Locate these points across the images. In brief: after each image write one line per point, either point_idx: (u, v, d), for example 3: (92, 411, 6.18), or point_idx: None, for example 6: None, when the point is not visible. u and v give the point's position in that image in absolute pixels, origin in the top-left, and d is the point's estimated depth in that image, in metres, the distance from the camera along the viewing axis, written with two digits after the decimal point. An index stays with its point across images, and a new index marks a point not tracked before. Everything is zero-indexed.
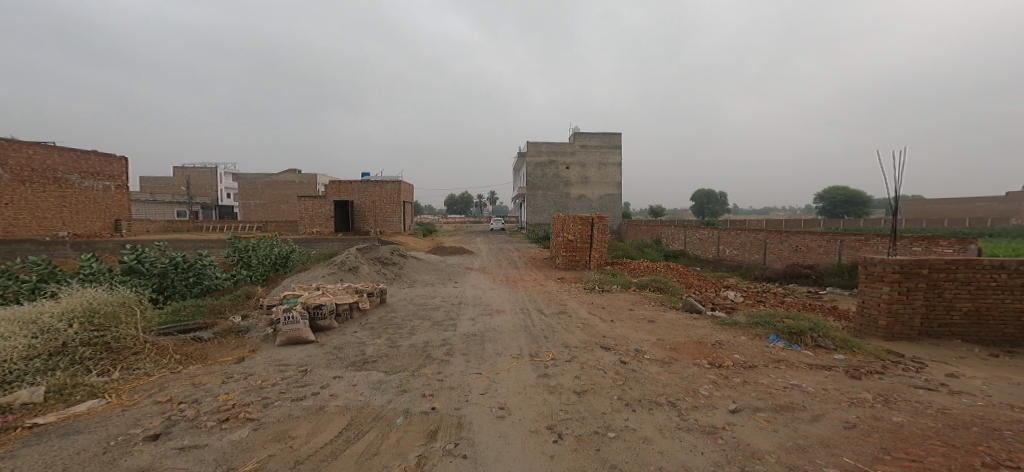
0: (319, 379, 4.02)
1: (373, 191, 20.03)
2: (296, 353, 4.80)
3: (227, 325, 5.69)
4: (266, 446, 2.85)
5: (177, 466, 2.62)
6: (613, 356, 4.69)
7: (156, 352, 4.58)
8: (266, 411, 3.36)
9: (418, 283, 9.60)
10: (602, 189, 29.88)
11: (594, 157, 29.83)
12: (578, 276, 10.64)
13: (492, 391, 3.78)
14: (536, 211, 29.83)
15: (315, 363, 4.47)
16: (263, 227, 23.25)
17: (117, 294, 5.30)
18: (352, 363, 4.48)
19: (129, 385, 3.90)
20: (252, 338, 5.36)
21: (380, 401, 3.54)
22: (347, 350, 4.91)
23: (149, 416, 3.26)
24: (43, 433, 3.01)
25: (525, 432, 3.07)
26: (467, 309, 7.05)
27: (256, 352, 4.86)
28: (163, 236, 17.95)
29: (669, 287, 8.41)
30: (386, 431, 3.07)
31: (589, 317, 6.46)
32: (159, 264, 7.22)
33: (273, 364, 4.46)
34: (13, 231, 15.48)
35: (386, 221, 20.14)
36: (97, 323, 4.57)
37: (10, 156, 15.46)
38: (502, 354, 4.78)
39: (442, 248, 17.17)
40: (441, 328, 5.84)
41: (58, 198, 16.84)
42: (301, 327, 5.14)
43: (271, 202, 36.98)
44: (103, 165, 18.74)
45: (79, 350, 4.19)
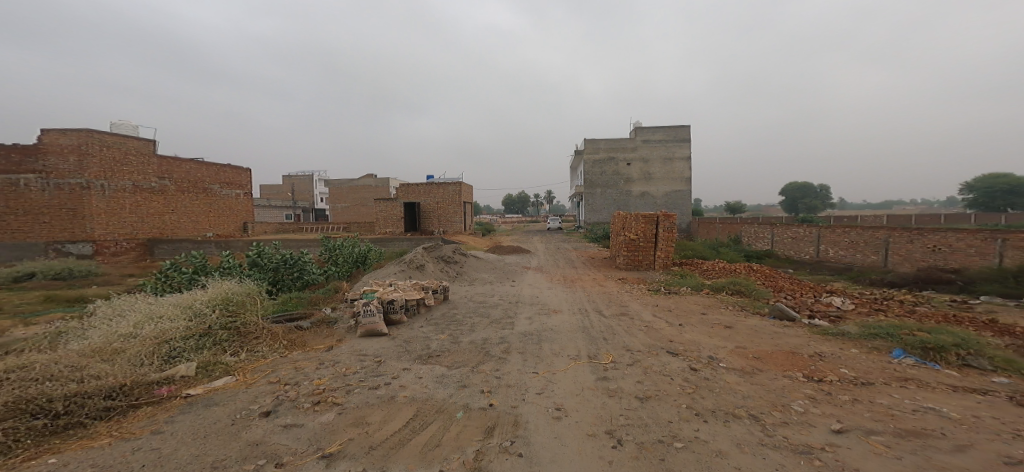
0: (390, 370, 4.33)
1: (436, 193, 20.86)
2: (373, 345, 5.21)
3: (321, 316, 6.39)
4: (347, 430, 3.14)
5: (281, 441, 3.00)
6: (681, 362, 4.38)
7: (270, 337, 5.30)
8: (348, 396, 3.71)
9: (478, 281, 9.89)
10: (671, 185, 27.95)
11: (659, 151, 27.91)
12: (643, 277, 10.12)
13: (549, 391, 3.76)
14: (594, 209, 28.72)
15: (387, 354, 4.82)
16: (347, 228, 25.47)
17: (245, 286, 6.23)
18: (418, 356, 4.76)
19: (252, 365, 4.57)
20: (339, 328, 5.96)
21: (442, 395, 3.71)
22: (415, 343, 5.24)
23: (263, 394, 3.78)
24: (193, 403, 3.65)
25: (583, 435, 3.01)
26: (525, 307, 7.08)
27: (342, 341, 5.38)
28: (269, 237, 20.54)
29: (751, 291, 7.61)
30: (448, 424, 3.21)
31: (654, 320, 6.10)
32: (273, 260, 8.34)
33: (354, 353, 4.90)
34: (178, 232, 18.69)
35: (448, 221, 20.98)
36: (232, 310, 5.43)
37: (177, 172, 18.75)
38: (559, 354, 4.72)
39: (502, 247, 17.36)
40: (499, 326, 5.93)
41: (205, 204, 20.12)
42: (377, 320, 5.58)
43: (354, 205, 40.64)
44: (235, 176, 22.07)
45: (219, 332, 5.00)
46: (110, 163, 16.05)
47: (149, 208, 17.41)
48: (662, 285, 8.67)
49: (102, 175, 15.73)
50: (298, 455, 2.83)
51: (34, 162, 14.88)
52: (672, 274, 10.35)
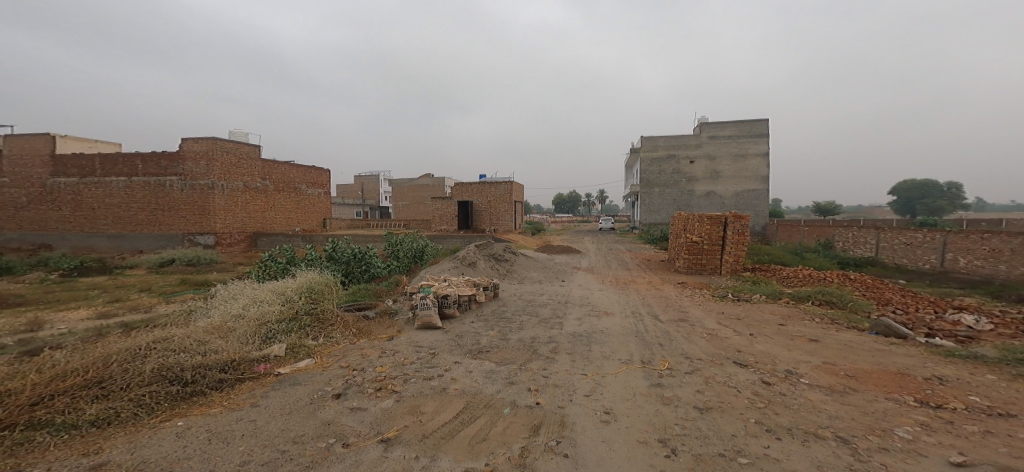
0: (443, 362, 4.48)
1: (488, 192, 20.93)
2: (428, 337, 5.42)
3: (384, 308, 6.77)
4: (404, 417, 3.31)
5: (348, 423, 3.23)
6: (753, 374, 4.07)
7: (342, 323, 5.72)
8: (406, 385, 3.90)
9: (527, 280, 9.89)
10: (740, 184, 25.91)
11: (728, 148, 25.96)
12: (706, 282, 9.49)
13: (598, 394, 3.66)
14: (651, 209, 27.50)
15: (440, 347, 5.00)
16: (407, 225, 26.67)
17: (323, 277, 6.80)
18: (469, 351, 4.87)
19: (328, 349, 4.97)
20: (399, 319, 6.29)
21: (491, 390, 3.77)
22: (466, 338, 5.38)
23: (336, 377, 4.10)
24: (283, 380, 4.05)
25: (633, 441, 2.90)
26: (574, 308, 6.97)
27: (401, 332, 5.66)
28: (341, 233, 22.11)
29: (847, 303, 6.83)
30: (495, 419, 3.26)
31: (719, 328, 5.72)
32: (345, 254, 9.00)
33: (411, 344, 5.14)
34: (276, 227, 20.67)
35: (499, 220, 21.01)
36: (313, 298, 5.97)
37: (276, 173, 20.74)
38: (610, 357, 4.60)
39: (554, 247, 17.17)
40: (547, 326, 5.89)
41: (295, 203, 22.06)
42: (433, 313, 5.79)
43: (413, 204, 42.39)
44: (319, 177, 23.97)
45: (304, 318, 5.52)
46: (229, 166, 18.22)
47: (254, 206, 19.40)
48: (730, 292, 8.07)
49: (224, 177, 18.01)
50: (361, 437, 3.03)
51: (178, 166, 17.50)
52: (741, 280, 9.59)
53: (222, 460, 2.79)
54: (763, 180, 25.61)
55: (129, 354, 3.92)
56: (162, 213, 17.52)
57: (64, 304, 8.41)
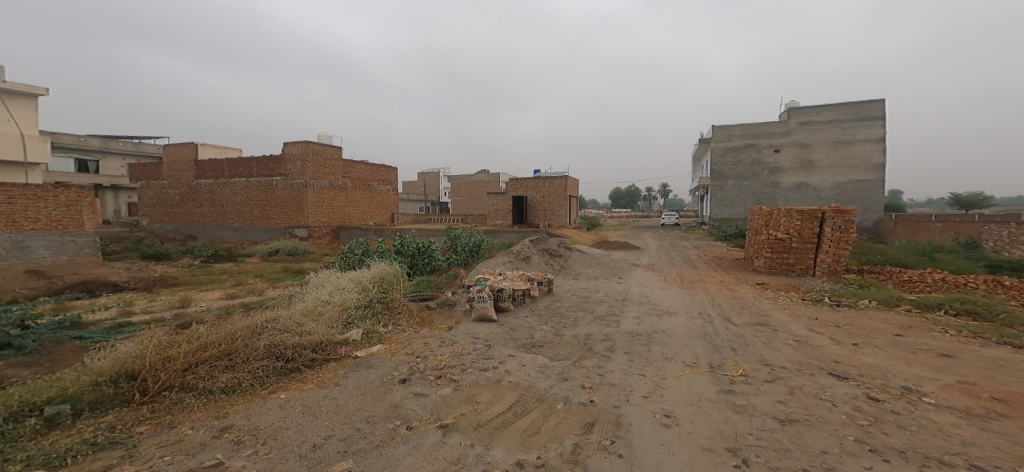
0: (497, 355, 4.56)
1: (543, 186, 20.85)
2: (484, 329, 5.54)
3: (443, 299, 7.02)
4: (460, 405, 3.42)
5: (412, 407, 3.41)
6: (858, 388, 3.70)
7: (406, 312, 6.02)
8: (463, 374, 4.03)
9: (581, 276, 9.73)
10: (839, 175, 23.26)
11: (826, 134, 23.36)
12: (797, 284, 8.65)
13: (659, 396, 3.53)
14: (723, 203, 25.74)
15: (495, 339, 5.09)
16: (464, 219, 27.32)
17: (392, 267, 7.22)
18: (523, 345, 4.92)
19: (396, 336, 5.28)
20: (457, 310, 6.50)
21: (543, 385, 3.78)
22: (520, 332, 5.42)
23: (402, 363, 4.34)
24: (360, 363, 4.37)
25: (697, 448, 2.77)
26: (632, 306, 6.76)
27: (459, 323, 5.84)
28: (406, 227, 23.15)
29: (993, 314, 5.90)
30: (549, 414, 3.26)
31: (810, 335, 5.25)
32: (410, 247, 9.46)
33: (468, 335, 5.28)
34: (352, 222, 21.84)
35: (553, 215, 20.83)
36: (384, 287, 6.36)
37: (354, 171, 21.93)
38: (672, 358, 4.41)
39: (613, 243, 16.69)
40: (603, 323, 5.77)
41: (369, 200, 23.07)
42: (488, 306, 5.92)
43: (470, 199, 43.27)
44: (389, 174, 24.64)
45: (376, 306, 5.90)
46: (318, 167, 19.89)
47: (336, 202, 20.78)
48: (827, 297, 7.32)
49: (315, 176, 19.73)
50: (423, 421, 3.18)
51: (282, 168, 19.56)
52: (844, 283, 8.63)
53: (310, 433, 3.05)
54: (870, 169, 22.62)
55: (252, 330, 4.37)
56: (271, 209, 19.79)
57: (189, 287, 9.74)
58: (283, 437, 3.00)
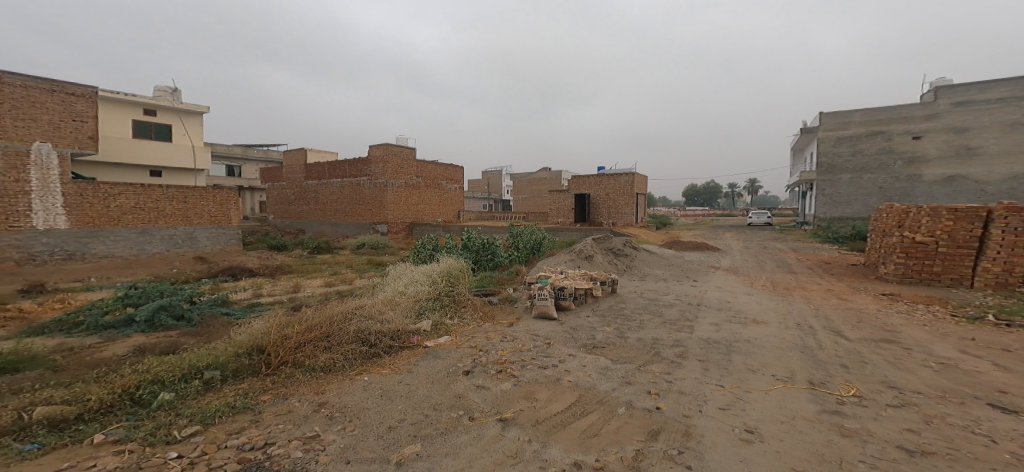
0: (557, 353, 4.54)
1: (608, 183, 20.27)
2: (544, 327, 5.54)
3: (505, 295, 7.13)
4: (519, 400, 3.46)
5: (474, 398, 3.52)
6: (1016, 423, 3.12)
7: (469, 306, 6.21)
8: (523, 370, 4.07)
9: (648, 277, 9.32)
10: (1018, 164, 17.97)
11: (994, 115, 18.26)
12: (950, 297, 7.26)
13: (740, 410, 3.28)
14: (836, 202, 21.55)
15: (555, 338, 5.07)
16: (527, 217, 27.38)
17: (459, 263, 7.48)
18: (583, 345, 4.84)
19: (462, 329, 5.47)
20: (518, 306, 6.56)
21: (605, 387, 3.69)
22: (581, 332, 5.34)
23: (466, 355, 4.49)
24: (429, 353, 4.60)
25: (784, 468, 2.54)
26: (708, 312, 6.33)
27: (520, 320, 5.90)
28: (473, 224, 23.73)
29: None
30: (609, 417, 3.19)
31: (959, 358, 4.51)
32: (475, 244, 9.76)
33: (528, 332, 5.31)
34: (422, 218, 22.69)
35: (618, 213, 20.11)
36: (452, 281, 6.62)
37: (426, 171, 22.99)
38: (758, 371, 4.07)
39: (685, 243, 15.76)
40: (674, 328, 5.48)
41: (438, 198, 23.82)
42: (549, 304, 5.90)
43: (532, 197, 43.33)
44: (455, 173, 25.07)
45: (445, 299, 6.16)
46: (396, 168, 21.20)
47: (409, 200, 21.88)
48: (989, 313, 6.19)
49: (394, 176, 21.08)
50: (484, 413, 3.27)
51: (368, 169, 21.18)
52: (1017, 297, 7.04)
53: (386, 415, 3.27)
54: None
55: (342, 317, 4.80)
56: (361, 206, 21.45)
57: (290, 275, 10.93)
58: (365, 416, 3.25)
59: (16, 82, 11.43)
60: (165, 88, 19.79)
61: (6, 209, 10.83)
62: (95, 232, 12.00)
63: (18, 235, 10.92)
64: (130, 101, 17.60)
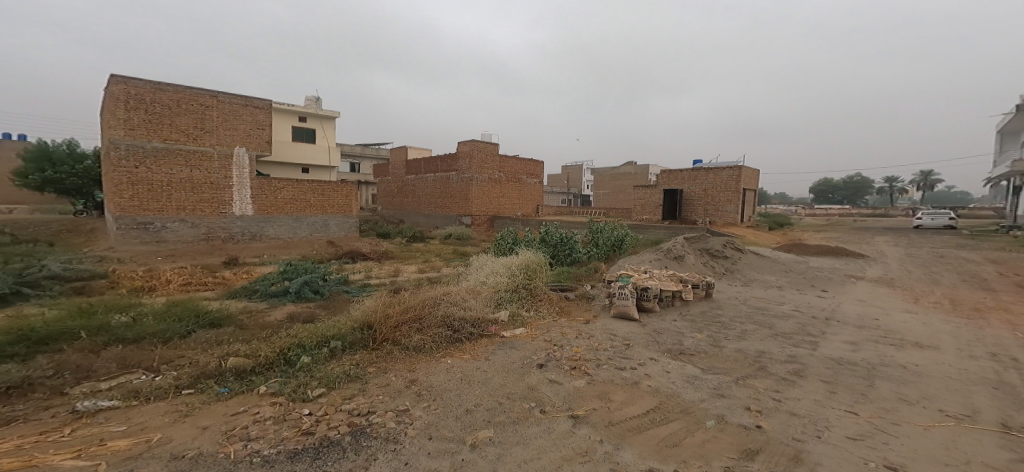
0: (637, 355, 4.34)
1: (706, 178, 18.55)
2: (623, 327, 5.33)
3: (581, 292, 6.99)
4: (591, 400, 3.38)
5: (546, 392, 3.53)
6: None
7: (546, 300, 6.22)
8: (597, 369, 3.96)
9: (755, 283, 8.40)
10: None
11: None
12: None
13: (883, 445, 2.80)
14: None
15: (635, 340, 4.84)
16: (607, 213, 26.45)
17: (537, 257, 7.52)
18: (668, 350, 4.55)
19: (538, 322, 5.53)
20: (595, 304, 6.39)
21: (692, 396, 3.44)
22: (666, 336, 5.03)
23: (539, 349, 4.51)
24: (504, 343, 4.73)
25: None
26: (832, 329, 5.48)
27: (596, 318, 5.75)
28: (552, 218, 23.57)
29: None
30: (694, 428, 2.97)
31: None
32: (554, 238, 9.80)
33: (606, 331, 5.15)
34: (504, 211, 23.29)
35: (719, 210, 18.27)
36: (530, 275, 6.69)
37: (508, 166, 23.36)
38: (916, 403, 3.42)
39: (800, 246, 13.80)
40: (790, 343, 4.86)
41: (519, 192, 24.14)
42: (629, 304, 5.65)
43: (613, 192, 41.63)
44: (536, 168, 24.95)
45: (522, 292, 6.27)
46: (480, 163, 21.87)
47: (493, 194, 22.56)
48: None
49: (479, 171, 21.82)
50: (555, 408, 3.27)
51: (456, 165, 22.29)
52: None
53: (464, 398, 3.44)
54: None
55: (431, 302, 5.15)
56: (448, 199, 22.81)
57: (389, 261, 11.99)
58: (446, 398, 3.46)
59: (226, 101, 13.72)
60: (311, 98, 23.12)
61: (219, 199, 13.65)
62: (265, 217, 14.53)
63: (224, 219, 13.76)
64: (289, 110, 20.91)
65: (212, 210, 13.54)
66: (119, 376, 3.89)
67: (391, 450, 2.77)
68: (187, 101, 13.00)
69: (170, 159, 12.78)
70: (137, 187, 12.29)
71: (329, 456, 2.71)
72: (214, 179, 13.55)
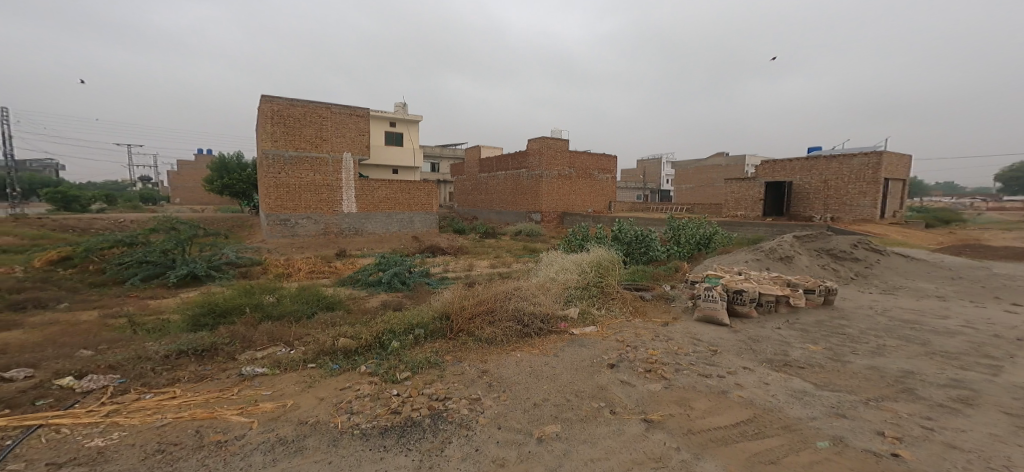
0: (726, 363, 4.03)
1: (824, 167, 16.15)
2: (709, 332, 4.98)
3: (660, 292, 6.66)
4: (670, 405, 3.22)
5: (619, 393, 3.43)
6: None
7: (620, 300, 6.03)
8: (677, 375, 3.76)
9: (901, 290, 7.28)
10: None
11: None
12: None
13: None
14: None
15: (723, 346, 4.49)
16: (691, 210, 24.72)
17: (609, 254, 7.30)
18: (767, 360, 4.15)
19: (609, 321, 5.39)
20: (676, 306, 6.04)
21: (797, 413, 3.10)
22: (766, 344, 4.60)
23: (610, 348, 4.40)
24: (574, 340, 4.70)
25: None
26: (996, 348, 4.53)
27: (677, 320, 5.44)
28: (626, 214, 22.68)
29: None
30: (798, 447, 2.68)
31: None
32: (628, 235, 9.41)
33: (688, 335, 4.85)
34: (572, 207, 22.83)
35: (845, 204, 15.60)
36: (601, 272, 6.51)
37: (578, 161, 22.88)
38: None
39: (965, 253, 11.28)
40: (952, 364, 4.09)
41: (590, 188, 23.53)
42: (718, 307, 5.26)
43: (700, 187, 38.70)
44: (608, 162, 24.12)
45: (593, 289, 6.15)
46: (548, 158, 21.77)
47: (560, 191, 22.25)
48: None
49: (548, 167, 21.73)
50: (627, 410, 3.17)
51: (526, 162, 22.43)
52: None
53: (532, 392, 3.48)
54: None
55: (502, 295, 5.26)
56: (519, 196, 23.04)
57: (466, 256, 12.46)
58: (516, 390, 3.52)
59: (339, 112, 15.25)
60: (399, 104, 24.84)
61: (334, 199, 15.32)
62: (366, 214, 15.99)
63: (337, 216, 15.41)
64: (381, 116, 22.64)
65: (329, 208, 15.25)
66: (269, 347, 4.57)
67: (464, 435, 2.90)
68: (308, 113, 14.71)
69: (299, 165, 14.66)
70: (280, 190, 14.39)
71: (411, 436, 2.91)
72: (330, 181, 15.24)
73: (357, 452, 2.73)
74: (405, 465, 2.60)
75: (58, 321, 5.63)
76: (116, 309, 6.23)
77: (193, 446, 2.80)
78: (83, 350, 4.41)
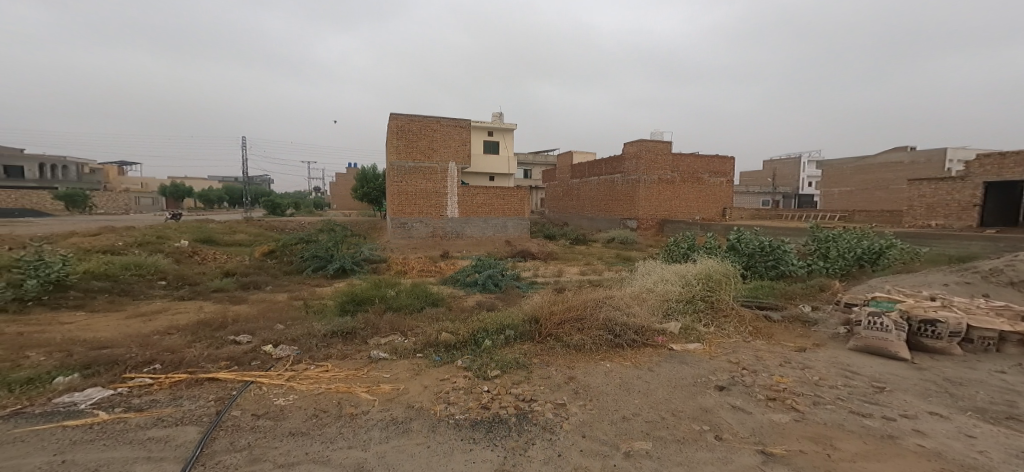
0: (901, 405, 3.40)
1: None
2: (869, 365, 4.27)
3: (796, 312, 5.93)
4: (802, 440, 2.84)
5: (731, 419, 3.12)
6: None
7: (737, 319, 5.51)
8: (814, 408, 3.30)
9: None
10: None
11: None
12: None
13: None
14: None
15: (895, 384, 3.82)
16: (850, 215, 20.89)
17: (724, 266, 6.65)
18: (973, 409, 3.37)
19: (719, 340, 4.96)
20: (822, 332, 5.31)
21: None
22: (976, 389, 3.75)
23: (718, 369, 4.03)
24: (673, 356, 4.43)
25: None
26: None
27: (820, 347, 4.82)
28: (745, 222, 20.51)
29: None
30: None
31: None
32: (751, 246, 8.56)
33: (838, 366, 4.22)
34: (677, 214, 21.48)
35: None
36: (712, 285, 5.82)
37: (684, 165, 21.42)
38: None
39: None
40: None
41: (699, 193, 21.86)
42: (891, 338, 4.51)
43: (862, 189, 31.88)
44: (722, 165, 22.20)
45: (700, 303, 5.67)
46: (651, 162, 20.76)
47: (663, 196, 21.10)
48: None
49: (647, 171, 20.70)
50: (738, 438, 2.87)
51: (623, 167, 21.79)
52: None
53: (621, 405, 3.34)
54: None
55: (595, 303, 5.13)
56: (613, 202, 22.45)
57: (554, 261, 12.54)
58: (603, 401, 3.42)
59: (448, 124, 16.45)
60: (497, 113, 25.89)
61: (440, 204, 16.47)
62: (466, 219, 16.89)
63: (444, 220, 16.54)
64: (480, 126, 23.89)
65: (437, 213, 16.45)
66: (390, 335, 5.06)
67: (547, 439, 2.89)
68: (422, 126, 16.11)
69: (413, 173, 16.06)
70: (400, 197, 15.92)
71: (496, 432, 2.99)
72: (439, 187, 16.41)
73: (451, 440, 2.89)
74: (492, 460, 2.68)
75: (269, 298, 7.08)
76: (302, 292, 7.53)
77: (335, 415, 3.21)
78: (280, 323, 5.34)
